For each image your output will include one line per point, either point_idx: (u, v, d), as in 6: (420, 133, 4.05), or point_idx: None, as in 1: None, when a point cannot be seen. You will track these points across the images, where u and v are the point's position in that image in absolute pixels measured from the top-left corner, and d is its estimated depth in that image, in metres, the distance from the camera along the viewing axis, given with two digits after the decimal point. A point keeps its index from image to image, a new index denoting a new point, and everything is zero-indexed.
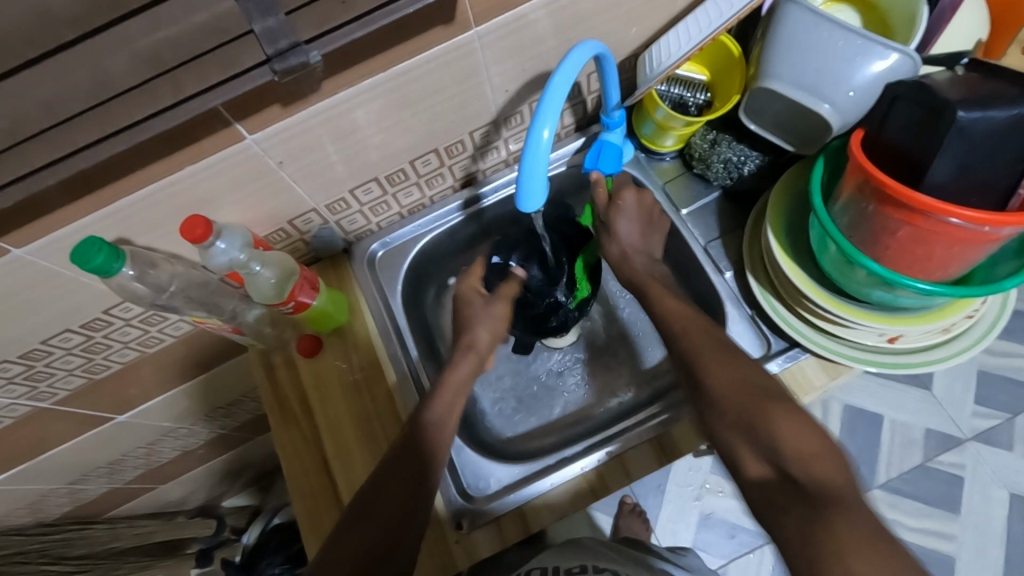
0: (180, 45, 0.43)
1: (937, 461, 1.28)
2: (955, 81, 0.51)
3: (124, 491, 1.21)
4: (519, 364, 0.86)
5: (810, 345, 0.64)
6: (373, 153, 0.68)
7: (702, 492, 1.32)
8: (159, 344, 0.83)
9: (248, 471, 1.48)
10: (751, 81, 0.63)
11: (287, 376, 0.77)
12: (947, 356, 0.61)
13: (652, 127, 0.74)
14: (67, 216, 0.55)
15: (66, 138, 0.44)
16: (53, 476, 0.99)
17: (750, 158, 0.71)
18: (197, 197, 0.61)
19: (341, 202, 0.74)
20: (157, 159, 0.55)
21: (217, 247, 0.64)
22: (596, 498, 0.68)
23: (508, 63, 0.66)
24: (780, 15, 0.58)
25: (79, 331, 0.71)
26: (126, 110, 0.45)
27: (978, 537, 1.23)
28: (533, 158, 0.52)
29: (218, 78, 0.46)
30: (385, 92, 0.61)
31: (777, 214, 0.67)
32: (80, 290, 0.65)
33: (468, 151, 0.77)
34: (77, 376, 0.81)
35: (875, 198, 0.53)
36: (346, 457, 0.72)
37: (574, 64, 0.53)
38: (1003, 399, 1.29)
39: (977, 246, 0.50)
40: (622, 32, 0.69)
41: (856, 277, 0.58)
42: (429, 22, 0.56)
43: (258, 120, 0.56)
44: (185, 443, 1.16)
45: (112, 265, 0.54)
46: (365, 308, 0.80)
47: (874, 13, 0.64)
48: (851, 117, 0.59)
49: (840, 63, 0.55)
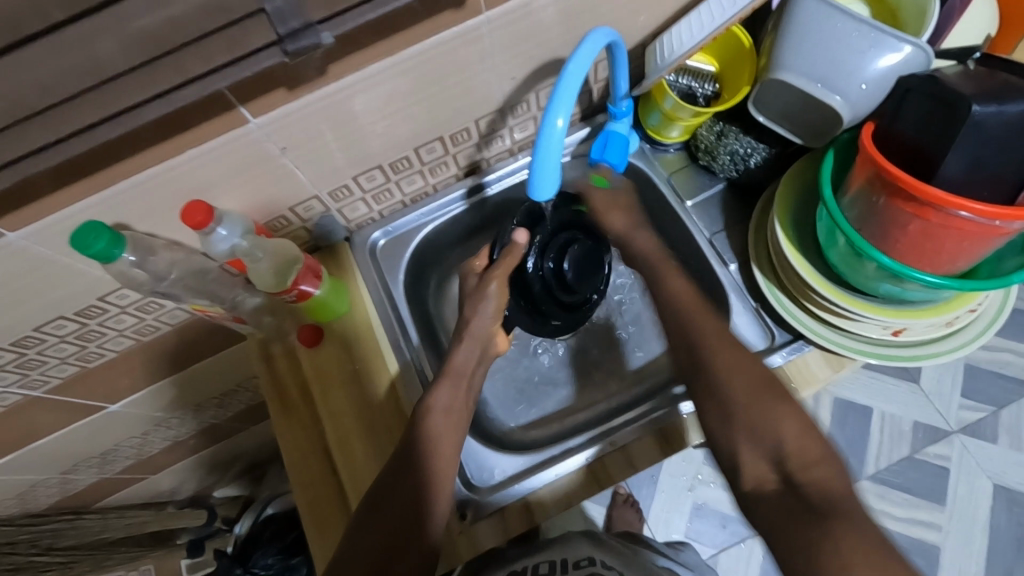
0: (189, 23, 0.42)
1: (924, 453, 1.30)
2: (966, 74, 0.52)
3: (114, 483, 1.19)
4: (522, 355, 0.85)
5: (814, 337, 0.65)
6: (377, 139, 0.67)
7: (695, 483, 1.33)
8: (154, 333, 0.82)
9: (239, 463, 1.46)
10: (762, 72, 0.63)
11: (287, 366, 0.76)
12: (950, 349, 0.62)
13: (658, 117, 0.74)
14: (63, 200, 0.53)
15: (67, 119, 0.43)
16: (44, 466, 0.97)
17: (756, 151, 0.71)
18: (198, 181, 0.60)
19: (343, 189, 0.72)
20: (159, 142, 0.53)
21: (218, 234, 0.63)
22: (601, 489, 0.68)
23: (518, 49, 0.65)
24: (793, 6, 0.58)
25: (73, 318, 0.70)
26: (129, 90, 0.44)
27: (962, 528, 1.25)
28: (547, 145, 0.52)
29: (225, 59, 0.45)
30: (393, 76, 0.60)
31: (785, 206, 0.67)
32: (76, 277, 0.63)
33: (472, 139, 0.76)
34: (70, 366, 0.79)
35: (885, 191, 0.53)
36: (347, 446, 0.72)
37: (589, 51, 0.52)
38: (990, 391, 1.32)
39: (987, 240, 0.51)
40: (631, 20, 0.69)
41: (864, 270, 0.59)
42: (441, 5, 0.55)
43: (263, 103, 0.55)
44: (178, 433, 1.14)
45: (113, 251, 0.53)
46: (367, 297, 0.79)
47: (885, 7, 0.64)
48: (862, 110, 0.59)
49: (853, 56, 0.55)
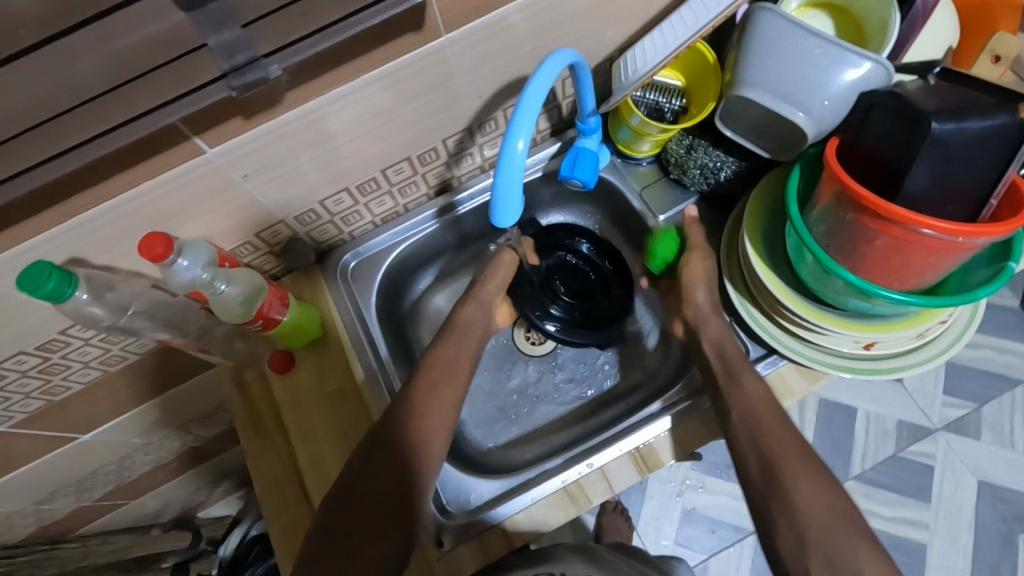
0: (130, 60, 0.40)
1: (909, 451, 1.30)
2: (927, 90, 0.51)
3: (93, 510, 1.16)
4: (500, 374, 0.84)
5: (787, 352, 0.64)
6: (342, 162, 0.66)
7: (683, 488, 1.32)
8: (122, 362, 0.80)
9: (224, 481, 1.44)
10: (727, 88, 0.63)
11: (259, 393, 0.75)
12: (922, 361, 0.62)
13: (628, 132, 0.73)
14: (13, 238, 0.52)
15: (7, 160, 0.42)
16: (16, 499, 0.94)
17: (727, 165, 0.70)
18: (156, 214, 0.58)
19: (310, 213, 0.71)
20: (112, 175, 0.52)
21: (179, 264, 0.61)
22: (580, 510, 0.67)
23: (481, 70, 0.64)
24: (755, 22, 0.57)
25: (34, 352, 0.68)
26: (72, 129, 0.42)
27: (949, 524, 1.26)
28: (508, 169, 0.51)
29: (171, 94, 0.44)
30: (353, 101, 0.58)
31: (754, 221, 0.66)
32: (34, 313, 0.61)
33: (441, 158, 0.75)
34: (36, 399, 0.77)
35: (850, 208, 0.53)
36: (319, 473, 0.70)
37: (550, 73, 0.52)
38: (972, 388, 1.32)
39: (951, 255, 0.51)
40: (596, 37, 0.68)
41: (832, 286, 0.58)
42: (398, 29, 0.54)
43: (219, 133, 0.53)
44: (157, 457, 1.12)
45: (64, 290, 0.52)
46: (338, 319, 0.77)
47: (847, 17, 0.64)
48: (828, 125, 0.59)
49: (815, 73, 0.55)
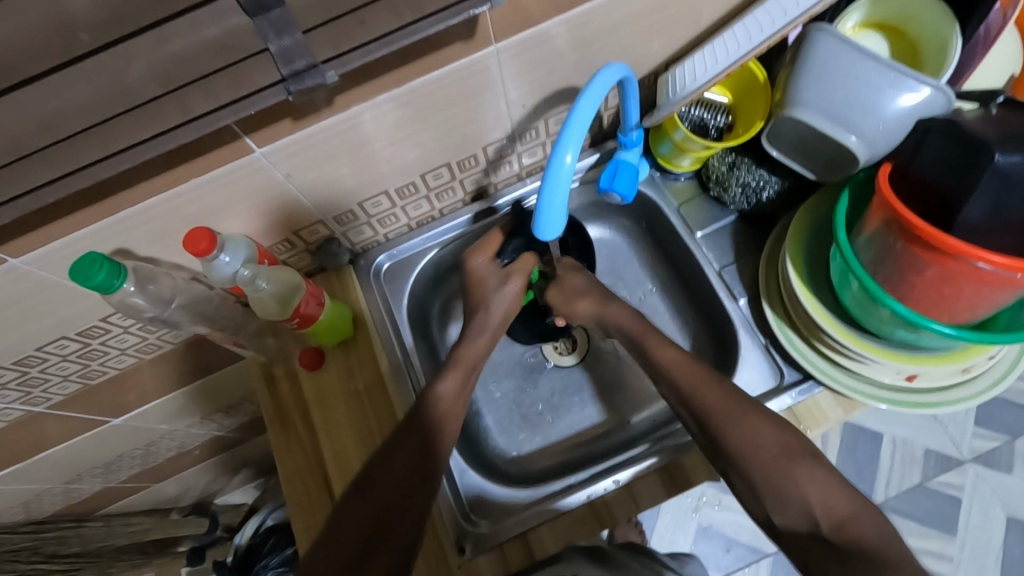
0: (192, 62, 0.41)
1: (936, 481, 1.27)
2: (989, 119, 0.50)
3: (117, 491, 1.18)
4: (525, 383, 0.84)
5: (825, 379, 0.63)
6: (383, 166, 0.66)
7: (700, 504, 1.30)
8: (157, 351, 0.81)
9: (242, 470, 1.46)
10: (777, 108, 0.62)
11: (286, 389, 0.76)
12: (965, 397, 0.60)
13: (669, 147, 0.73)
14: (65, 228, 0.53)
15: (67, 155, 0.43)
16: (47, 477, 0.96)
17: (769, 184, 0.69)
18: (202, 210, 0.59)
19: (349, 214, 0.72)
20: (162, 171, 0.52)
21: (220, 260, 0.62)
22: (603, 526, 0.67)
23: (526, 80, 0.64)
24: (810, 43, 0.56)
25: (76, 338, 0.69)
26: (131, 127, 0.43)
27: (974, 559, 1.22)
28: (554, 181, 0.50)
29: (228, 97, 0.44)
30: (398, 106, 0.59)
31: (797, 244, 0.65)
32: (79, 300, 0.63)
33: (480, 165, 0.75)
34: (73, 382, 0.79)
35: (901, 237, 0.51)
36: (346, 472, 0.71)
37: (600, 86, 0.51)
38: (1006, 421, 1.28)
39: (1006, 291, 0.49)
40: (643, 50, 0.67)
41: (877, 315, 0.57)
42: (449, 38, 0.54)
43: (268, 133, 0.54)
44: (183, 444, 1.13)
45: (114, 281, 0.53)
46: (369, 319, 0.78)
47: (902, 38, 0.63)
48: (879, 150, 0.58)
49: (869, 97, 0.54)
